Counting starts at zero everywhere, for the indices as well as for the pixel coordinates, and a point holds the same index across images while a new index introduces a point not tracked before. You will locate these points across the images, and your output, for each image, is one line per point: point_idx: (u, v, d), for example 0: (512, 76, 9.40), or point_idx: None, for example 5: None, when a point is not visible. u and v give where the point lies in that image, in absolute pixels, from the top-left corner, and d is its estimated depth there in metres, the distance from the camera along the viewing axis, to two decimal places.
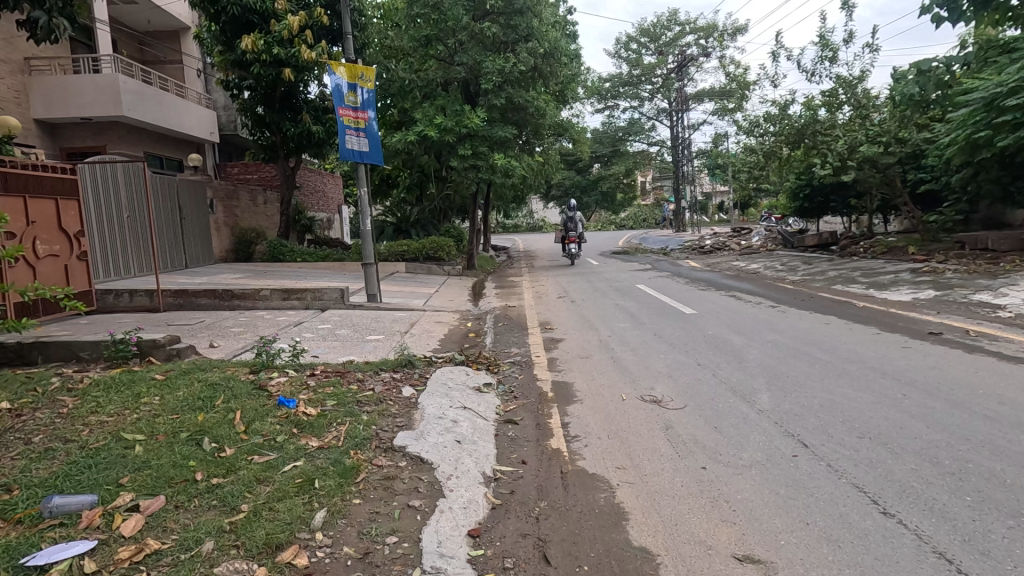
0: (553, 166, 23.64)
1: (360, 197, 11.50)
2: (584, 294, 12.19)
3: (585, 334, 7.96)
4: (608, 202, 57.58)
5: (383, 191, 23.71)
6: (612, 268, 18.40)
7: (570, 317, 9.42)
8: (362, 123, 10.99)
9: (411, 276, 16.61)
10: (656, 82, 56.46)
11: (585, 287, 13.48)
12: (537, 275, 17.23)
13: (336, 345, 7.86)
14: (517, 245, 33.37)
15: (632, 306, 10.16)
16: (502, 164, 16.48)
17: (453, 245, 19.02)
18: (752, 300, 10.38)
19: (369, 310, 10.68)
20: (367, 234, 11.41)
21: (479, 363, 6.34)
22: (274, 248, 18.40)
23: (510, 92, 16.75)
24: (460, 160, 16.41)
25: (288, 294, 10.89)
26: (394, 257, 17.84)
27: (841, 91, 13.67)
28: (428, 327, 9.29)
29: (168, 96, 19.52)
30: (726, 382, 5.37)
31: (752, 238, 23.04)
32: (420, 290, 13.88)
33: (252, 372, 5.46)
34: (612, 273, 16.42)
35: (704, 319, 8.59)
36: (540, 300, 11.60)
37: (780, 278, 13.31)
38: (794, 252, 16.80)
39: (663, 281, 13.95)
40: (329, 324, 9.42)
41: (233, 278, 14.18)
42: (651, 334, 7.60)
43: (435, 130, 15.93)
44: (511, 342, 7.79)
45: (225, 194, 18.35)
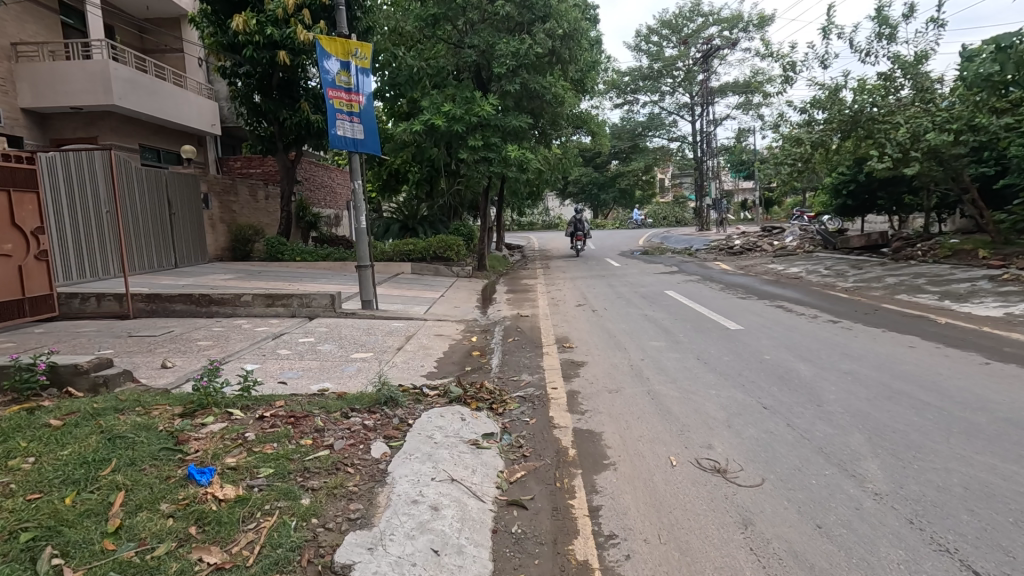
0: (571, 159, 22.22)
1: (357, 192, 10.06)
2: (606, 301, 10.81)
3: (610, 355, 6.59)
4: (626, 199, 55.91)
5: (391, 186, 22.55)
6: (635, 269, 16.95)
7: (590, 331, 8.09)
8: (358, 107, 9.72)
9: (417, 277, 15.36)
10: (677, 75, 54.57)
11: (606, 293, 12.08)
12: (553, 277, 15.86)
13: (312, 367, 6.58)
14: (531, 244, 32.00)
15: (663, 318, 8.78)
16: (517, 156, 15.12)
17: (462, 243, 17.41)
18: (803, 311, 8.93)
19: (361, 320, 9.40)
20: (363, 234, 10.06)
21: (480, 400, 5.00)
22: (273, 246, 17.28)
23: (525, 78, 15.29)
24: (470, 152, 15.03)
25: (272, 301, 9.68)
26: (400, 256, 16.71)
27: (900, 74, 12.08)
28: (426, 341, 8.01)
29: (164, 85, 18.49)
30: (809, 438, 3.97)
31: (785, 238, 21.37)
32: (424, 294, 12.62)
33: (179, 417, 4.18)
34: (636, 276, 14.98)
35: (753, 337, 7.16)
36: (555, 308, 10.28)
37: (828, 284, 11.79)
38: (838, 254, 15.23)
39: (695, 286, 12.50)
40: (313, 337, 8.19)
41: (222, 279, 13.04)
42: (692, 359, 6.19)
43: (443, 119, 14.59)
44: (521, 365, 6.46)
45: (221, 188, 17.29)
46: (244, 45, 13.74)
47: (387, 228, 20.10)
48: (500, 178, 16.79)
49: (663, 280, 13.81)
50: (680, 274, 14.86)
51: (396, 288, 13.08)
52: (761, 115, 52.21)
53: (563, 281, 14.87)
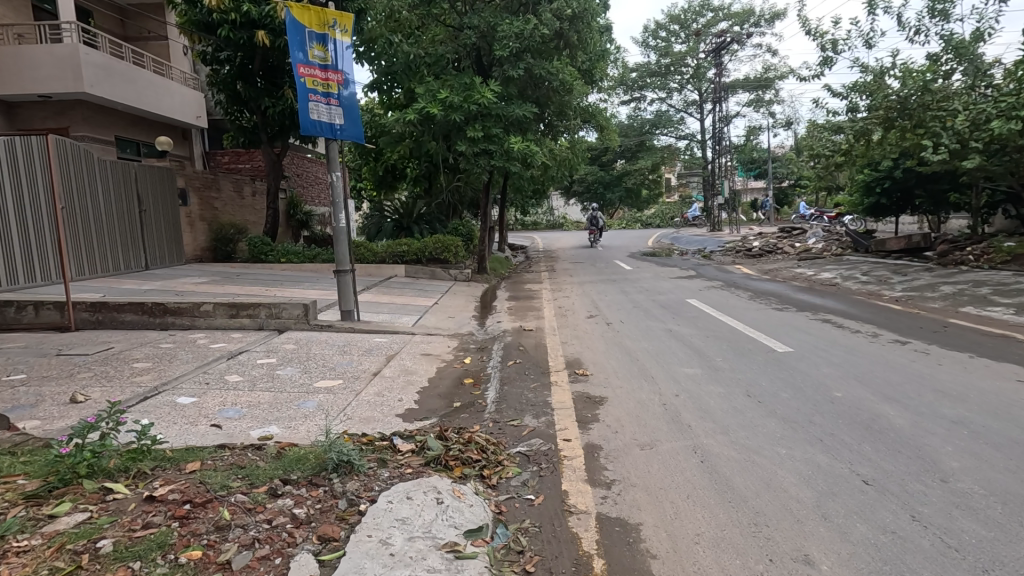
0: (579, 155, 20.92)
1: (337, 186, 8.64)
2: (622, 312, 9.47)
3: (635, 388, 5.25)
4: (633, 199, 54.33)
5: (387, 183, 21.28)
6: (649, 273, 15.61)
7: (607, 352, 6.75)
8: (338, 90, 8.46)
9: (411, 282, 14.08)
10: (686, 72, 53.14)
11: (619, 301, 10.76)
12: (559, 282, 14.55)
13: (262, 402, 5.24)
14: (534, 244, 30.70)
15: (692, 335, 7.43)
16: (520, 149, 13.77)
17: (461, 244, 16.07)
18: (857, 327, 7.58)
19: (339, 336, 8.07)
20: (342, 235, 8.70)
21: (465, 463, 3.69)
22: (256, 247, 15.96)
23: (530, 63, 13.96)
24: (469, 144, 13.73)
25: (235, 311, 8.36)
26: (393, 258, 15.42)
27: (950, 55, 10.73)
28: (411, 363, 6.70)
29: (144, 73, 17.25)
30: (958, 549, 2.63)
31: (807, 240, 19.94)
32: (415, 301, 11.31)
33: (21, 506, 2.87)
34: (650, 282, 13.67)
35: (810, 364, 5.80)
36: (563, 321, 8.96)
37: (872, 293, 10.39)
38: (873, 258, 13.86)
39: (719, 294, 11.15)
40: (276, 357, 6.88)
41: (193, 284, 11.76)
42: (742, 397, 4.85)
43: (440, 107, 13.26)
44: (524, 402, 5.11)
45: (201, 183, 16.02)
46: (220, 23, 12.76)
47: (381, 227, 18.80)
48: (502, 174, 15.51)
49: (682, 287, 12.44)
50: (700, 280, 13.51)
51: (385, 295, 11.79)
52: (772, 113, 50.73)
53: (571, 286, 13.56)
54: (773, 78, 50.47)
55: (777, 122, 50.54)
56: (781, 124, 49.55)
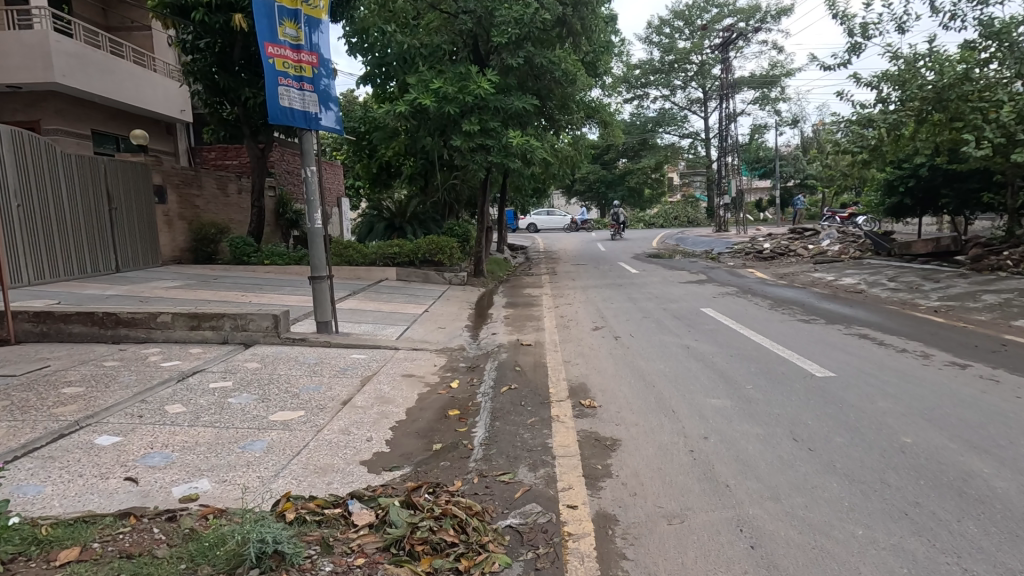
0: (582, 153, 20.02)
1: (311, 182, 7.71)
2: (630, 324, 8.52)
3: (654, 428, 4.32)
4: (635, 198, 53.34)
5: (382, 181, 20.34)
6: (657, 277, 14.67)
7: (617, 375, 5.81)
8: (311, 73, 7.56)
9: (402, 287, 13.15)
10: (690, 69, 52.18)
11: (626, 310, 9.84)
12: (561, 286, 13.64)
13: (200, 442, 4.30)
14: (534, 245, 29.75)
15: (713, 353, 6.50)
16: (519, 144, 12.81)
17: (456, 245, 15.12)
18: (901, 344, 6.63)
19: (312, 352, 7.14)
20: (317, 237, 7.75)
21: (436, 553, 2.74)
22: (238, 248, 15.03)
23: (530, 51, 13.04)
24: (464, 139, 12.80)
25: (196, 322, 7.42)
26: (384, 260, 14.47)
27: (989, 41, 9.82)
28: (389, 388, 5.76)
29: (122, 63, 16.34)
30: None
31: (820, 242, 18.98)
32: (403, 309, 10.38)
33: None
34: (659, 287, 12.74)
35: (862, 394, 4.86)
36: (565, 334, 8.03)
37: (906, 302, 9.43)
38: (899, 262, 12.93)
39: (736, 302, 10.21)
40: (233, 379, 5.96)
41: (163, 289, 10.84)
42: (787, 443, 3.94)
43: (432, 98, 12.34)
44: (518, 446, 4.17)
45: (181, 180, 15.09)
46: (194, 6, 12.23)
47: (372, 227, 17.86)
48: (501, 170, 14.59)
49: (694, 293, 11.48)
50: (712, 286, 12.58)
51: (371, 303, 10.86)
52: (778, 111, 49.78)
53: (573, 292, 12.64)
54: (779, 75, 49.51)
55: (783, 120, 49.60)
56: (788, 122, 48.67)
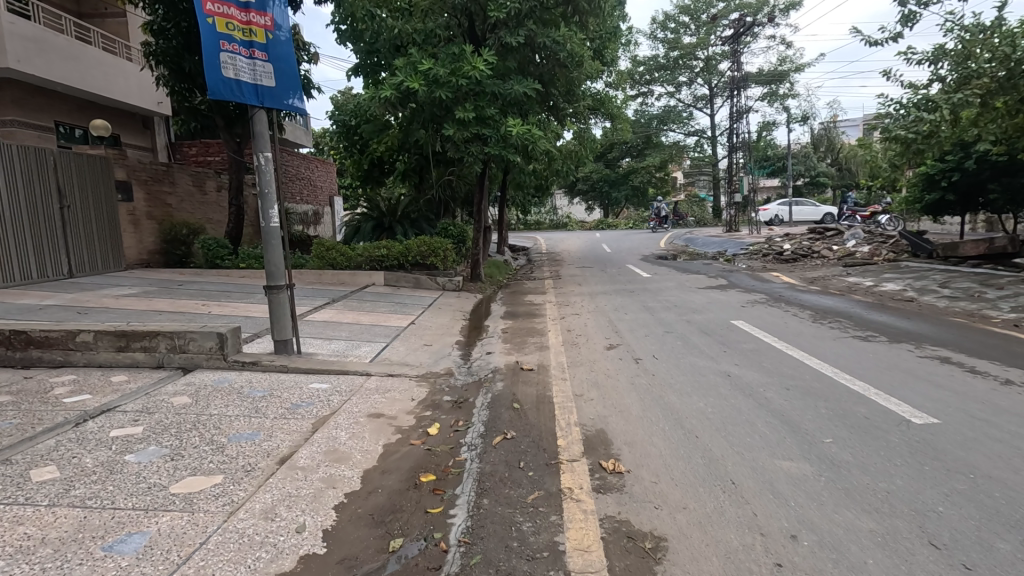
0: (588, 147, 18.67)
1: (266, 172, 6.32)
2: (651, 342, 7.16)
3: (712, 517, 3.00)
4: (639, 197, 51.94)
5: (374, 177, 19.03)
6: (672, 282, 13.31)
7: (644, 418, 4.48)
8: (264, 39, 6.17)
9: (389, 294, 11.81)
10: (695, 65, 50.82)
11: (644, 322, 8.46)
12: (566, 292, 12.29)
13: (50, 538, 2.94)
14: (536, 245, 28.40)
15: (762, 385, 5.16)
16: (519, 134, 11.42)
17: (451, 247, 13.73)
18: (1000, 373, 5.26)
19: (263, 380, 5.79)
20: (274, 238, 6.39)
21: None
22: (211, 250, 13.59)
23: (531, 30, 11.70)
24: (456, 128, 11.47)
25: (124, 343, 6.06)
26: (370, 263, 13.14)
27: None
28: (347, 437, 4.39)
29: (89, 49, 15.02)
30: None
31: (845, 243, 17.58)
32: (386, 321, 9.02)
33: None
34: (676, 293, 11.38)
35: (993, 457, 3.51)
36: (574, 355, 6.67)
37: (973, 314, 8.04)
38: (946, 266, 11.54)
39: (769, 312, 8.86)
40: (148, 422, 4.61)
41: (112, 297, 9.49)
42: (924, 553, 2.61)
43: (422, 82, 10.98)
44: (514, 552, 2.82)
45: (149, 176, 13.76)
46: None
47: (359, 227, 16.49)
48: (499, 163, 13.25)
49: (718, 302, 10.10)
50: (737, 292, 11.21)
51: (350, 313, 9.48)
52: (787, 107, 48.38)
53: (580, 299, 11.29)
54: (788, 70, 48.11)
55: (792, 117, 48.24)
56: (797, 119, 47.31)
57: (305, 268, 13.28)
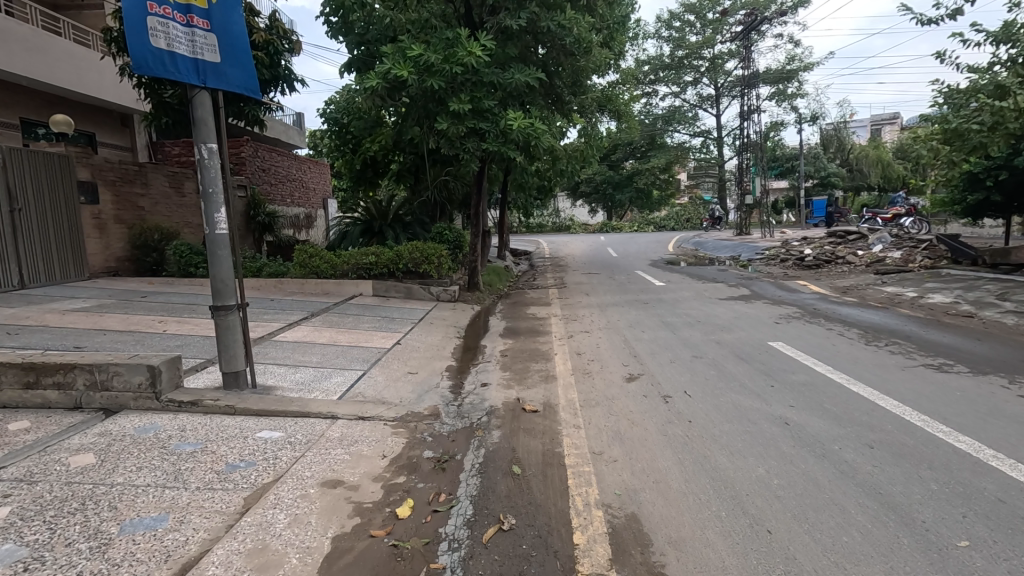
0: (595, 146, 17.51)
1: (210, 168, 5.13)
2: (678, 371, 5.98)
3: None
4: (643, 200, 50.73)
5: (367, 179, 17.69)
6: (689, 291, 12.13)
7: (691, 496, 3.33)
8: (205, 3, 5.00)
9: (377, 306, 10.66)
10: (701, 65, 49.69)
11: (667, 343, 7.29)
12: (573, 303, 11.14)
13: None
14: (539, 249, 27.28)
15: (836, 439, 4.00)
16: (520, 128, 10.30)
17: (446, 253, 12.56)
18: None
19: (199, 427, 4.63)
20: (221, 248, 5.20)
21: None
22: (184, 257, 12.45)
23: (535, 12, 10.56)
24: (450, 120, 10.33)
25: (32, 378, 4.90)
26: (357, 272, 11.99)
27: None
28: (285, 523, 3.22)
29: (58, 40, 13.88)
30: None
31: (871, 248, 16.43)
32: (368, 341, 7.86)
33: None
34: (696, 306, 10.21)
35: None
36: (587, 391, 5.49)
37: None
38: (998, 275, 10.37)
39: (810, 331, 7.68)
40: (22, 498, 3.42)
41: (57, 313, 8.33)
42: None
43: (411, 70, 9.85)
44: None
45: (118, 176, 12.64)
46: None
47: (346, 231, 15.19)
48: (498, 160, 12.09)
49: (746, 316, 8.94)
50: (764, 305, 10.05)
51: (329, 331, 8.33)
52: (795, 107, 47.25)
53: (589, 312, 10.14)
54: (797, 69, 46.96)
55: (801, 117, 47.14)
56: (806, 119, 46.11)
57: (287, 276, 12.14)
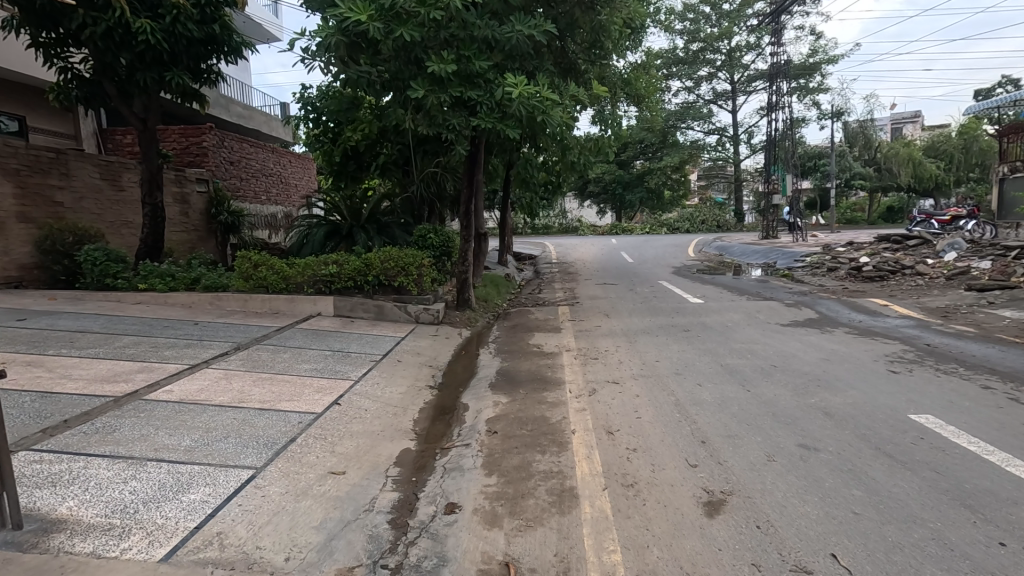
0: (613, 134, 14.89)
1: None
2: (793, 487, 3.41)
3: None
4: (654, 200, 48.06)
5: (348, 173, 14.49)
6: (736, 312, 9.55)
7: None
8: None
9: (332, 334, 8.15)
10: (716, 59, 47.02)
11: (745, 411, 4.73)
12: (589, 329, 8.58)
13: None
14: (545, 253, 24.59)
15: None
16: (522, 97, 7.74)
17: (428, 262, 9.96)
18: None
19: None
20: None
21: None
22: (96, 264, 9.78)
23: None
24: (428, 85, 7.85)
25: None
26: (315, 286, 9.54)
27: None
28: None
29: None
30: None
31: (942, 257, 13.80)
32: (294, 398, 5.32)
33: None
34: (756, 337, 7.62)
35: None
36: (639, 539, 2.95)
37: None
38: None
39: (960, 390, 5.05)
40: None
41: None
42: None
43: (373, 16, 7.38)
44: None
45: (23, 164, 10.19)
46: None
47: (308, 235, 12.48)
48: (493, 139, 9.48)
49: (838, 357, 6.35)
50: (851, 336, 7.43)
51: (245, 378, 5.80)
52: (818, 103, 44.54)
53: (612, 343, 7.59)
54: (820, 63, 44.30)
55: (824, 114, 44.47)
56: (830, 116, 43.38)
57: (228, 291, 9.65)
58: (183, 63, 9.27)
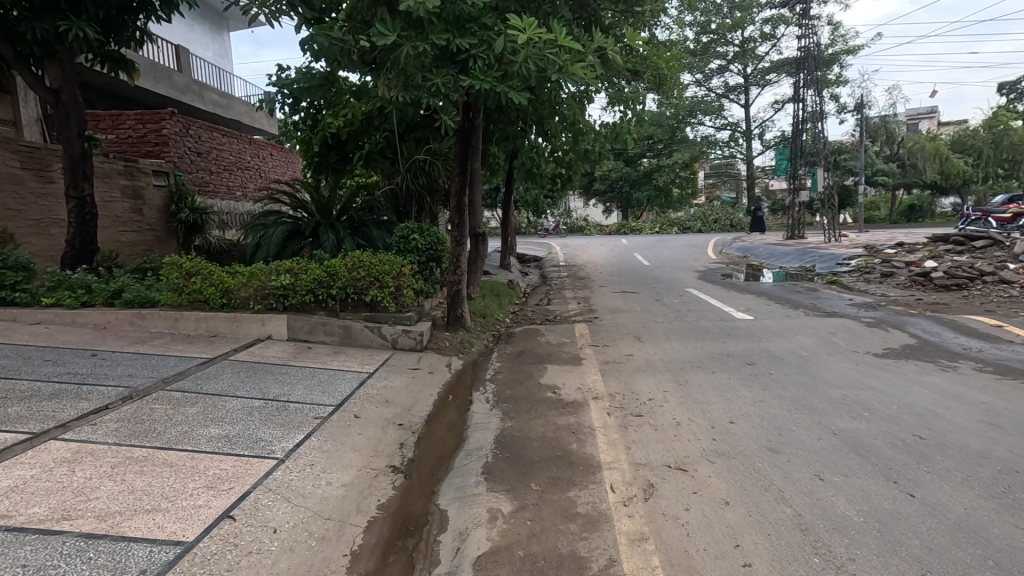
0: (635, 121, 12.65)
1: None
2: None
3: None
4: (663, 199, 45.85)
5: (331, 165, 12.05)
6: (804, 335, 7.44)
7: None
8: None
9: (277, 368, 6.07)
10: (728, 51, 44.81)
11: (940, 555, 2.63)
12: (618, 361, 6.47)
13: None
14: (551, 253, 23.20)
15: None
16: (531, 45, 5.60)
17: (410, 270, 7.89)
18: None
19: None
20: None
21: None
22: None
23: None
24: (402, 29, 5.80)
25: None
26: (264, 302, 7.44)
27: None
28: None
29: None
30: None
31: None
32: (162, 506, 3.23)
33: None
34: (856, 378, 5.50)
35: None
36: None
37: None
38: None
39: None
40: None
41: None
42: None
43: None
44: None
45: None
46: None
47: (264, 236, 10.32)
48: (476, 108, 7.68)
49: (1008, 420, 4.24)
50: (993, 379, 5.31)
51: (102, 461, 3.71)
52: (836, 96, 42.32)
53: (655, 386, 5.48)
54: (839, 53, 41.95)
55: (843, 107, 42.22)
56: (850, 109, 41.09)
57: (155, 306, 7.55)
58: (91, 12, 7.18)
